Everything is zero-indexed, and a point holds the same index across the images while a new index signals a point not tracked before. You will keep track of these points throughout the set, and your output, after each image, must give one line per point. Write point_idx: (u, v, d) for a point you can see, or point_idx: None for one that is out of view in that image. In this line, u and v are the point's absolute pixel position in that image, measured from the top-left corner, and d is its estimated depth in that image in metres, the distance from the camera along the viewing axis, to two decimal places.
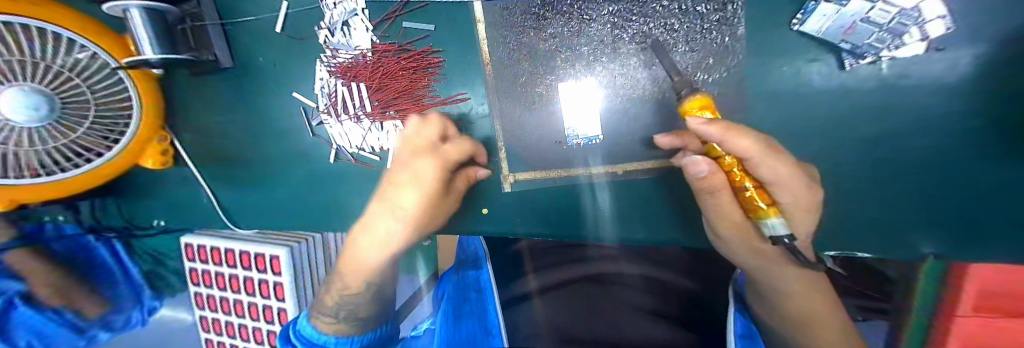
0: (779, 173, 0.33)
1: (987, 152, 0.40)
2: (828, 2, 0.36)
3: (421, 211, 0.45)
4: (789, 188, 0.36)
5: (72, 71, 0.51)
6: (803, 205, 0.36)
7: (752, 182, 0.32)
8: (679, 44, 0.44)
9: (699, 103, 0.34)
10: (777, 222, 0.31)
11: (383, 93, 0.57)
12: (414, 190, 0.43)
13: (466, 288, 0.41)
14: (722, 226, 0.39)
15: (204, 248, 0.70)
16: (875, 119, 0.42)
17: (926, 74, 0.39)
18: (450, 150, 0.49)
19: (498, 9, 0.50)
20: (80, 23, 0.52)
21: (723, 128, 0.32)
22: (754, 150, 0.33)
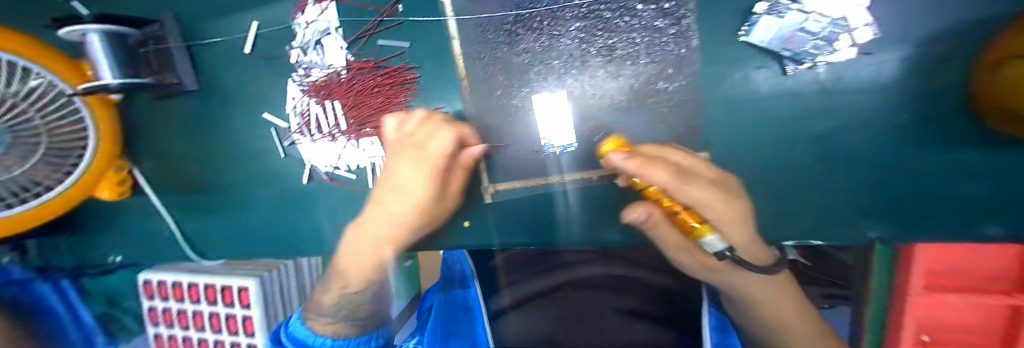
0: (703, 196, 0.33)
1: (920, 143, 0.44)
2: (769, 15, 0.41)
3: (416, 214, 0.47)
4: (721, 199, 0.35)
5: (25, 101, 0.48)
6: (730, 214, 0.36)
7: (681, 205, 0.34)
8: (641, 57, 0.47)
9: (615, 143, 0.38)
10: (713, 238, 0.32)
11: (358, 110, 0.56)
12: (407, 200, 0.45)
13: (455, 306, 0.51)
14: (669, 247, 0.43)
15: (165, 284, 0.68)
16: (819, 118, 0.46)
17: (856, 77, 0.44)
18: (434, 147, 0.43)
19: (471, 25, 0.52)
20: (27, 47, 0.49)
21: (637, 165, 0.34)
22: (670, 179, 0.33)
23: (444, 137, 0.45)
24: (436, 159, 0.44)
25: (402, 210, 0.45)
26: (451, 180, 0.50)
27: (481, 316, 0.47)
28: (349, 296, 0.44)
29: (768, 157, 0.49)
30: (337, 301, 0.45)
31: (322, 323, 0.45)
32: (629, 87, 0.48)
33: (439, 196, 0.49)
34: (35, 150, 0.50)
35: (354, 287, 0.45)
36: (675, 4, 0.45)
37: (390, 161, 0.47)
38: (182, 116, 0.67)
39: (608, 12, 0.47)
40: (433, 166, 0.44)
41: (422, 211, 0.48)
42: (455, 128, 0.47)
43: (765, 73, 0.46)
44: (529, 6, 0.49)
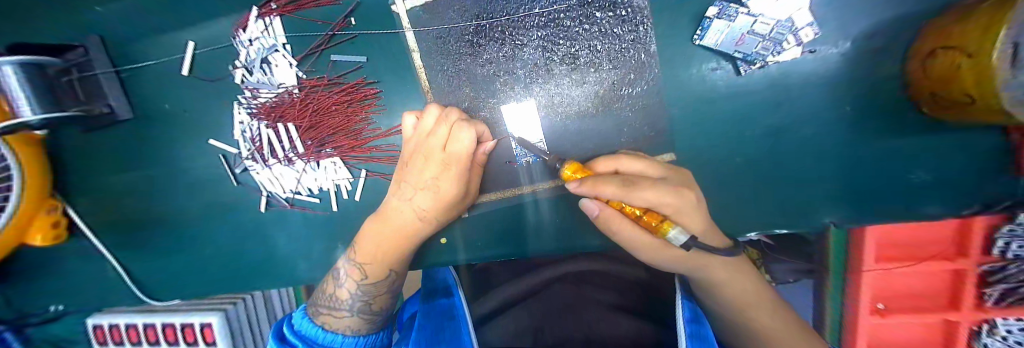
0: (652, 196, 0.32)
1: (866, 133, 0.46)
2: (720, 19, 0.42)
3: (442, 206, 0.46)
4: (681, 194, 0.35)
5: None
6: (687, 204, 0.35)
7: (639, 208, 0.34)
8: (604, 63, 0.47)
9: (573, 169, 0.37)
10: (676, 233, 0.33)
11: (316, 130, 0.53)
12: (433, 195, 0.44)
13: (438, 315, 0.50)
14: (637, 250, 0.39)
15: (118, 327, 0.71)
16: (773, 114, 0.48)
17: (799, 75, 0.46)
18: (456, 147, 0.40)
19: (431, 38, 0.50)
20: None
21: (589, 187, 0.33)
22: (620, 192, 0.33)
23: (466, 137, 0.40)
24: (460, 159, 0.41)
25: (426, 200, 0.45)
26: (472, 176, 0.47)
27: (465, 325, 0.45)
28: (367, 285, 0.48)
29: (730, 153, 0.50)
30: (354, 293, 0.48)
31: (329, 319, 0.47)
32: (594, 93, 0.49)
33: (466, 193, 0.48)
34: None
35: (374, 277, 0.48)
36: (631, 11, 0.45)
37: (408, 153, 0.46)
38: (117, 146, 0.61)
39: (568, 20, 0.46)
40: (455, 165, 0.42)
41: (444, 207, 0.46)
42: (473, 126, 0.41)
43: (718, 70, 0.47)
44: (487, 16, 0.48)
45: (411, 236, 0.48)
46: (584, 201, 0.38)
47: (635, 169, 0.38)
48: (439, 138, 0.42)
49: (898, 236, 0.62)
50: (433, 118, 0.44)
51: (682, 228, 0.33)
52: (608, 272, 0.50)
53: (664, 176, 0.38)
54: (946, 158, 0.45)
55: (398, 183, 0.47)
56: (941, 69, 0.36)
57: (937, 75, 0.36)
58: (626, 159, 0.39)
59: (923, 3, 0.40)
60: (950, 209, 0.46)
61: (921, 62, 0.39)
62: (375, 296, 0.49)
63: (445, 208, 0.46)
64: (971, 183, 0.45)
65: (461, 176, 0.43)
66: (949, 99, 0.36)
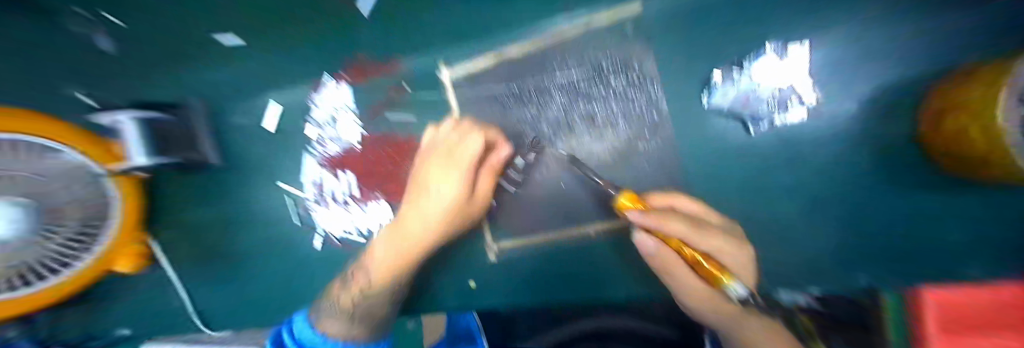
0: (713, 242, 0.40)
1: (883, 187, 0.48)
2: (727, 83, 0.50)
3: (452, 210, 0.52)
4: (731, 249, 0.42)
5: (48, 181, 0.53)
6: (740, 257, 0.42)
7: (700, 253, 0.36)
8: (620, 120, 0.54)
9: (629, 199, 0.41)
10: (736, 286, 0.34)
11: (371, 178, 0.63)
12: (438, 201, 0.51)
13: None
14: (687, 297, 0.43)
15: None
16: (790, 168, 0.50)
17: (810, 132, 0.49)
18: (461, 152, 0.51)
19: (471, 101, 0.59)
20: (82, 138, 0.56)
21: (653, 220, 0.38)
22: (687, 231, 0.39)
23: (474, 140, 0.51)
24: (465, 162, 0.50)
25: (437, 209, 0.51)
26: (480, 187, 0.52)
27: None
28: (371, 294, 0.54)
29: (753, 205, 0.51)
30: (362, 298, 0.53)
31: (331, 327, 0.52)
32: (612, 147, 0.54)
33: (470, 201, 0.52)
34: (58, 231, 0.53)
35: (379, 284, 0.54)
36: (642, 78, 0.53)
37: (423, 165, 0.55)
38: (201, 188, 0.72)
39: (586, 86, 0.54)
40: (457, 170, 0.50)
41: (455, 215, 0.52)
42: (481, 133, 0.52)
43: (733, 127, 0.51)
44: (519, 82, 0.56)
45: (419, 244, 0.53)
46: (638, 236, 0.43)
47: (689, 210, 0.45)
48: (448, 148, 0.53)
49: (954, 307, 0.37)
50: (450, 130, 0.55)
51: (742, 283, 0.35)
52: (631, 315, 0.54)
53: (715, 222, 0.45)
54: (971, 214, 0.45)
55: (412, 195, 0.54)
56: (951, 129, 0.40)
57: (956, 131, 0.39)
58: (680, 199, 0.46)
59: (899, 76, 0.47)
60: (987, 271, 0.44)
61: (933, 122, 0.43)
62: (381, 302, 0.55)
63: (453, 215, 0.52)
64: (1004, 241, 0.44)
65: (466, 191, 0.51)
66: (967, 154, 0.40)
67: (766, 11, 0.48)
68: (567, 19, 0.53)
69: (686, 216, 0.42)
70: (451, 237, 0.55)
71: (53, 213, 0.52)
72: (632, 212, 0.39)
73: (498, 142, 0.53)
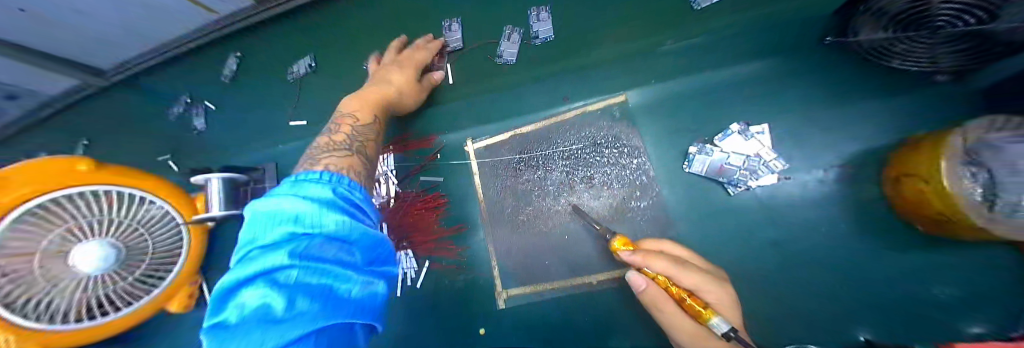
0: (698, 280, 0.43)
1: (866, 246, 0.52)
2: (701, 154, 0.57)
3: (410, 80, 0.59)
4: (720, 291, 0.44)
5: (145, 228, 0.56)
6: (728, 299, 0.44)
7: (684, 290, 0.44)
8: (614, 182, 0.63)
9: (621, 241, 0.50)
10: (717, 319, 0.39)
11: (399, 229, 0.71)
12: (399, 68, 0.59)
13: None
14: (679, 337, 0.44)
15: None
16: (774, 226, 0.55)
17: (787, 195, 0.56)
18: (415, 43, 0.62)
19: (488, 165, 0.71)
20: (174, 194, 0.61)
21: (642, 256, 0.45)
22: (671, 265, 0.43)
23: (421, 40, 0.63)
24: (417, 46, 0.62)
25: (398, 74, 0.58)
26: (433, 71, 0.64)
27: None
28: (342, 143, 0.51)
29: (746, 259, 0.55)
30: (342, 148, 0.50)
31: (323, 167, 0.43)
32: (610, 205, 0.62)
33: (426, 80, 0.62)
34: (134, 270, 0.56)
35: (351, 141, 0.52)
36: (631, 148, 0.64)
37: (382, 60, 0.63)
38: None
39: (585, 155, 0.65)
40: (412, 53, 0.60)
41: (414, 80, 0.59)
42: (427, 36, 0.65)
43: (715, 190, 0.58)
44: (528, 151, 0.68)
45: (384, 106, 0.58)
46: (631, 275, 0.47)
47: (677, 252, 0.50)
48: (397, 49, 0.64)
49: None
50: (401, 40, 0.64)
51: (723, 319, 0.39)
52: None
53: (704, 266, 0.49)
54: (962, 274, 0.47)
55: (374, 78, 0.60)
56: (911, 193, 0.45)
57: (914, 196, 0.44)
58: (669, 244, 0.51)
59: (850, 148, 0.55)
60: (994, 325, 0.45)
61: (894, 186, 0.48)
62: (367, 143, 0.54)
63: (416, 82, 0.60)
64: (1005, 300, 0.45)
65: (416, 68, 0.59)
66: (933, 216, 0.43)
67: (726, 102, 0.61)
68: (567, 106, 0.68)
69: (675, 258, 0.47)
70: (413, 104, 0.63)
71: (136, 251, 0.55)
72: (624, 249, 0.48)
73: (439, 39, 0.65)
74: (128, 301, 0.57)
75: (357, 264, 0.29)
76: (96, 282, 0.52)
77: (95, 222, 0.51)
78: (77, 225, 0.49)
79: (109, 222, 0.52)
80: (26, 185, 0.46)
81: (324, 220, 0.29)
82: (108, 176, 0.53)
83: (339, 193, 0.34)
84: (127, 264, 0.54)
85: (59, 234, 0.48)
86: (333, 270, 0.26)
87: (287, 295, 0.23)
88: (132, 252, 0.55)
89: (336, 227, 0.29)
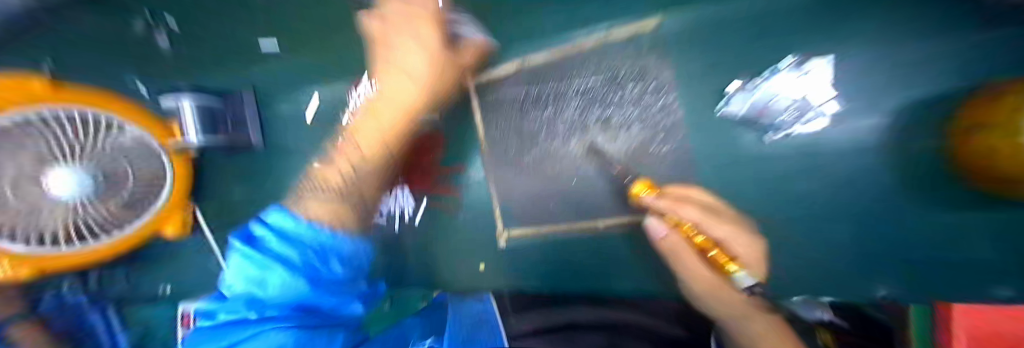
0: (729, 232, 0.47)
1: (900, 202, 0.48)
2: (743, 90, 0.51)
3: (432, 75, 0.54)
4: (743, 243, 0.48)
5: (127, 157, 0.58)
6: (750, 254, 0.48)
7: (710, 242, 0.46)
8: (635, 124, 0.55)
9: (642, 186, 0.51)
10: (741, 274, 0.44)
11: (390, 166, 0.60)
12: (420, 54, 0.54)
13: (467, 317, 0.48)
14: (693, 284, 0.47)
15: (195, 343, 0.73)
16: (801, 177, 0.51)
17: (829, 143, 0.49)
18: (415, 5, 0.55)
19: (486, 97, 0.61)
20: (144, 117, 0.61)
21: (670, 203, 0.48)
22: (701, 216, 0.47)
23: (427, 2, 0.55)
24: (422, 14, 0.55)
25: (418, 63, 0.54)
26: (462, 55, 0.56)
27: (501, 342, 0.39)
28: (360, 168, 0.52)
29: (759, 209, 0.53)
30: (344, 171, 0.51)
31: (313, 209, 0.43)
32: (627, 149, 0.56)
33: (445, 63, 0.55)
34: (118, 193, 0.57)
35: (370, 158, 0.52)
36: (659, 83, 0.54)
37: (390, 39, 0.57)
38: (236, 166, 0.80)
39: (603, 90, 0.56)
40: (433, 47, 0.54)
41: (436, 65, 0.54)
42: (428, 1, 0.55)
43: (747, 135, 0.52)
44: (536, 83, 0.59)
45: (404, 114, 0.55)
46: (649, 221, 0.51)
47: (706, 202, 0.50)
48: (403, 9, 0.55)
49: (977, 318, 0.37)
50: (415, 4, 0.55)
51: (748, 274, 0.45)
52: (633, 307, 0.49)
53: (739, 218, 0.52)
54: (1003, 235, 0.44)
55: (385, 66, 0.59)
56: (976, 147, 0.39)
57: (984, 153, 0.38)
58: (698, 193, 0.51)
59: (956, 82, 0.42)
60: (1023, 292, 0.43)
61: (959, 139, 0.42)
62: (369, 178, 0.53)
63: (438, 65, 0.54)
64: None
65: (437, 58, 0.54)
66: (997, 175, 0.38)
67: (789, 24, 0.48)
68: (586, 26, 0.55)
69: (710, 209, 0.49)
70: (442, 103, 0.58)
71: (116, 177, 0.56)
72: (647, 196, 0.49)
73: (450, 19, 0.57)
74: (109, 229, 0.59)
75: (325, 295, 0.38)
76: (70, 207, 0.53)
77: (71, 147, 0.51)
78: (52, 148, 0.49)
79: (77, 148, 0.52)
80: (16, 97, 0.48)
81: (278, 274, 0.35)
82: (76, 96, 0.54)
83: (304, 251, 0.38)
84: (109, 193, 0.56)
85: (42, 150, 0.49)
86: (297, 304, 0.36)
87: (255, 329, 0.33)
88: (110, 179, 0.55)
89: (291, 284, 0.36)
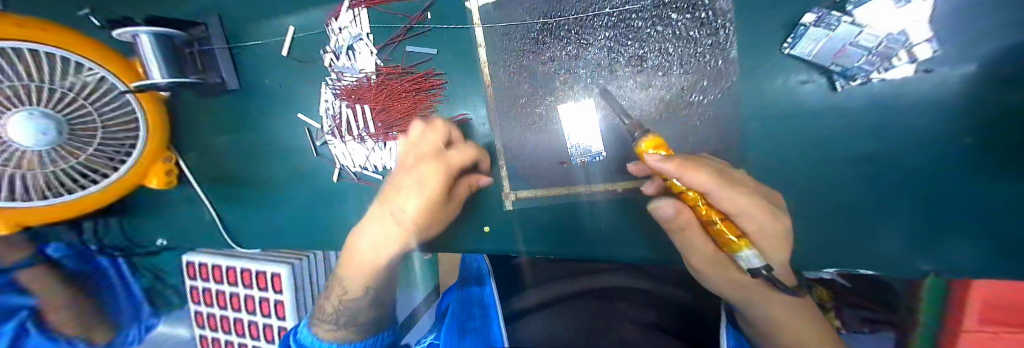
0: (741, 203, 0.32)
1: (996, 169, 0.38)
2: (817, 27, 0.39)
3: (422, 216, 0.45)
4: (765, 221, 0.34)
5: (83, 96, 0.56)
6: (768, 231, 0.34)
7: (718, 213, 0.32)
8: (673, 67, 0.46)
9: (651, 143, 0.37)
10: (750, 254, 0.30)
11: (387, 114, 0.62)
12: (416, 194, 0.44)
13: (470, 307, 0.43)
14: (695, 254, 0.38)
15: (197, 291, 0.76)
16: (867, 136, 0.42)
17: (916, 94, 0.39)
18: (455, 155, 0.50)
19: (499, 33, 0.54)
20: (111, 60, 0.60)
21: (675, 165, 0.33)
22: (711, 182, 0.33)
23: (460, 154, 0.51)
24: (454, 163, 0.48)
25: (410, 206, 0.44)
26: (459, 189, 0.52)
27: (497, 322, 0.36)
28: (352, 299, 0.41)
29: (814, 173, 0.44)
30: (338, 307, 0.43)
31: (325, 329, 0.43)
32: (660, 98, 0.47)
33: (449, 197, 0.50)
34: (91, 142, 0.58)
35: (356, 291, 0.41)
36: (711, 14, 0.44)
37: (407, 164, 0.48)
38: (227, 111, 0.76)
39: (639, 23, 0.46)
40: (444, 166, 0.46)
41: (431, 210, 0.47)
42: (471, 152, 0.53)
43: (803, 85, 0.43)
44: (557, 15, 0.50)
45: (389, 248, 0.41)
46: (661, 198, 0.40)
47: (719, 169, 0.39)
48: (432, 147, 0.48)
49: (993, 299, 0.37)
50: (433, 128, 0.51)
51: (759, 254, 0.31)
52: (645, 273, 0.44)
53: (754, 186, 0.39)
54: None
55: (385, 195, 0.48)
56: None
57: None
58: (709, 160, 0.40)
59: None
60: None
61: None
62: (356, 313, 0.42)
63: (430, 212, 0.47)
64: None
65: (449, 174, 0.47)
66: None
67: None
68: None
69: (722, 174, 0.37)
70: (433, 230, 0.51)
71: (84, 131, 0.56)
72: (654, 155, 0.34)
73: (456, 139, 0.53)
74: (99, 176, 0.62)
75: None
76: (45, 161, 0.55)
77: (21, 87, 0.49)
78: (14, 88, 0.48)
79: (66, 96, 0.54)
80: None
81: None
82: (17, 31, 0.49)
83: None
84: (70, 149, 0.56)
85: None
86: None
87: None
88: (77, 129, 0.55)
89: None
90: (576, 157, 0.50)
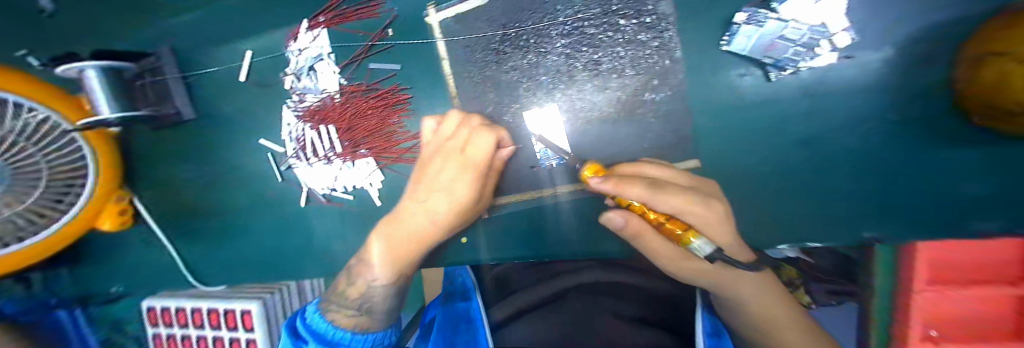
0: (680, 202, 0.35)
1: (913, 142, 0.43)
2: (749, 24, 0.42)
3: (454, 213, 0.51)
4: (705, 215, 0.37)
5: (25, 137, 0.53)
6: (711, 218, 0.37)
7: (662, 214, 0.35)
8: (626, 69, 0.48)
9: (590, 171, 0.40)
10: (700, 243, 0.33)
11: (352, 133, 0.61)
12: (447, 196, 0.49)
13: (457, 318, 0.48)
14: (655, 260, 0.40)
15: (161, 337, 0.71)
16: (801, 121, 0.46)
17: (838, 80, 0.43)
18: (472, 152, 0.48)
19: (460, 45, 0.55)
20: (58, 100, 0.57)
21: (613, 185, 0.36)
22: (646, 193, 0.35)
23: (484, 142, 0.48)
24: (475, 162, 0.48)
25: (441, 204, 0.50)
26: (489, 179, 0.52)
27: (482, 327, 0.42)
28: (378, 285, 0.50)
29: (758, 160, 0.48)
30: (362, 294, 0.50)
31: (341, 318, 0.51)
32: (616, 99, 0.49)
33: (479, 195, 0.52)
34: (36, 186, 0.55)
35: (385, 278, 0.50)
36: (656, 18, 0.47)
37: (432, 161, 0.52)
38: (184, 142, 0.73)
39: (592, 30, 0.49)
40: (472, 167, 0.48)
41: (461, 207, 0.51)
42: (493, 133, 0.48)
43: (740, 78, 0.47)
44: (514, 26, 0.52)
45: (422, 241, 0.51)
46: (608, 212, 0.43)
47: (660, 175, 0.42)
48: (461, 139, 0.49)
49: None
50: (454, 121, 0.52)
51: (708, 240, 0.33)
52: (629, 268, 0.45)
53: (692, 184, 0.41)
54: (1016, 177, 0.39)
55: (416, 186, 0.52)
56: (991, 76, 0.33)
57: (991, 82, 0.33)
58: (648, 167, 0.43)
59: None
60: None
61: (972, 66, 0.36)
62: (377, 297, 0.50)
63: (458, 209, 0.51)
64: None
65: (480, 177, 0.49)
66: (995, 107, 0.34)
67: None
68: None
69: (651, 179, 0.39)
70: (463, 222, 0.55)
71: (28, 173, 0.53)
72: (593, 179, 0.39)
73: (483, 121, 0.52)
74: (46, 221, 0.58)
75: None
76: None
77: None
78: None
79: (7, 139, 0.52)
80: None
81: None
82: None
83: None
84: (13, 192, 0.53)
85: None
86: None
87: None
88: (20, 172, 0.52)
89: None
90: (545, 161, 0.51)
